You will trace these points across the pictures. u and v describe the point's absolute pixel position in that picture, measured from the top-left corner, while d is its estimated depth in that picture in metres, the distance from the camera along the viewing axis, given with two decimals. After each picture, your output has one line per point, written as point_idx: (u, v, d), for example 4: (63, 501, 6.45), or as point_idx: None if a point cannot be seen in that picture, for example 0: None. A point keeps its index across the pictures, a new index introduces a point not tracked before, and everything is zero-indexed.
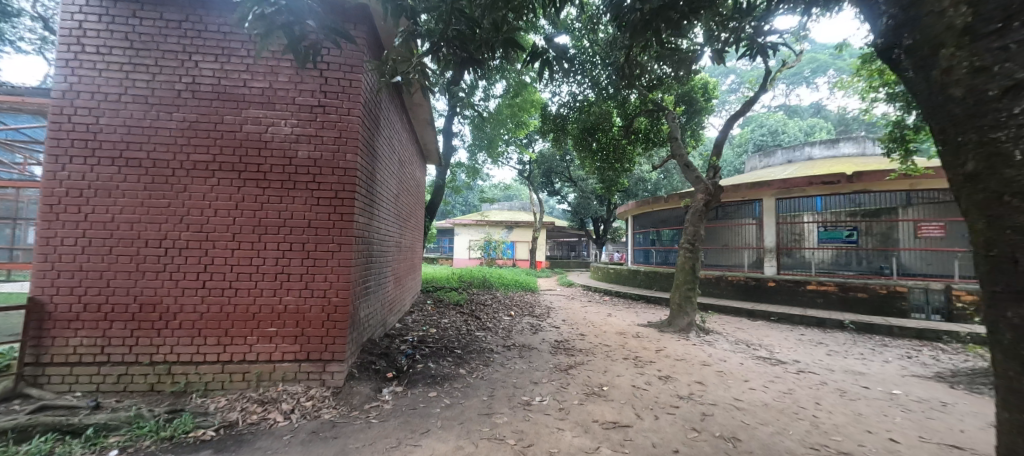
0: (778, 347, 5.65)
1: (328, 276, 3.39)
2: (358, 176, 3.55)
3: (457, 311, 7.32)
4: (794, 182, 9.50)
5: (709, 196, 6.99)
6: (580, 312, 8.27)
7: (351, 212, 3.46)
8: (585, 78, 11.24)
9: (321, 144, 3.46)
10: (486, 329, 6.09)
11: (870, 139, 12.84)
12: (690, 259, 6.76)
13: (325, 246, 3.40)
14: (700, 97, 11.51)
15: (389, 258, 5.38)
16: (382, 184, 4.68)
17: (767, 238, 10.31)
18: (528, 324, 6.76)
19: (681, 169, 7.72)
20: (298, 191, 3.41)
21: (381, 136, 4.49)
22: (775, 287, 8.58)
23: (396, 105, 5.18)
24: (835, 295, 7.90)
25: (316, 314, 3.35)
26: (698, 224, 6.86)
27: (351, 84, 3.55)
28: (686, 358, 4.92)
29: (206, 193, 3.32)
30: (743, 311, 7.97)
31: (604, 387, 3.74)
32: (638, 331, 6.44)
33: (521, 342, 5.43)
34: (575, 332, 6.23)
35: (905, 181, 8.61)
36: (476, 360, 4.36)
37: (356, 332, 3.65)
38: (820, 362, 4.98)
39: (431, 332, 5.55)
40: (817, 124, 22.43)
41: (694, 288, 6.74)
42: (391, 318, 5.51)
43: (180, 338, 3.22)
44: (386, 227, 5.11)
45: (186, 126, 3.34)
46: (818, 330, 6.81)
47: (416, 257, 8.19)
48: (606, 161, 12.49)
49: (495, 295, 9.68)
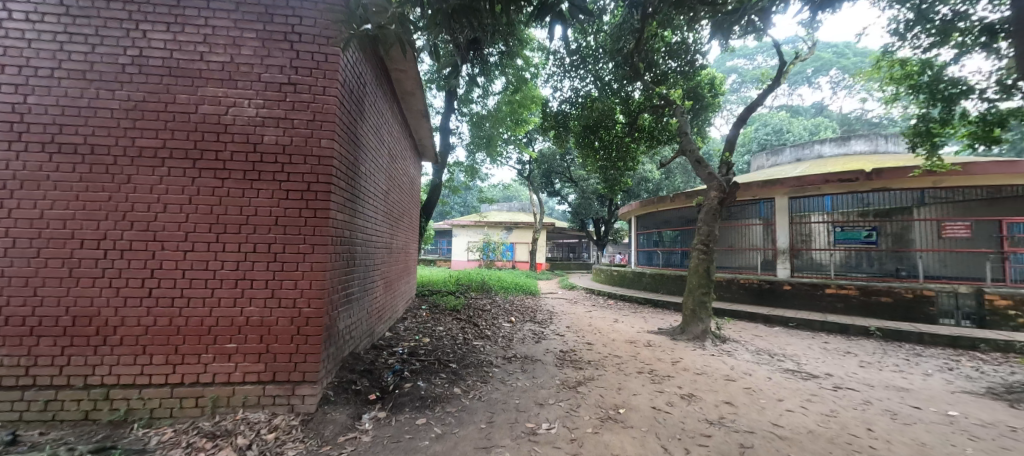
0: (804, 358, 5.15)
1: (298, 282, 2.88)
2: (336, 165, 3.06)
3: (453, 317, 6.80)
4: (808, 179, 9.00)
5: (724, 193, 6.51)
6: (584, 317, 7.77)
7: (326, 207, 2.96)
8: (588, 74, 10.82)
9: (291, 127, 2.97)
10: (485, 338, 5.57)
11: (882, 136, 12.43)
12: (703, 262, 6.27)
13: (295, 248, 2.90)
14: (709, 93, 10.92)
15: (377, 261, 4.85)
16: (367, 177, 4.15)
17: (780, 239, 9.69)
18: (530, 331, 6.24)
19: (693, 166, 7.25)
20: (262, 183, 2.90)
21: (367, 125, 4.03)
22: (791, 291, 8.08)
23: (385, 92, 4.76)
24: (857, 300, 7.39)
25: (284, 327, 2.84)
26: (712, 224, 6.38)
27: (326, 58, 3.06)
28: (707, 371, 4.42)
29: (154, 185, 2.82)
30: (758, 317, 7.48)
31: (620, 410, 3.24)
32: (649, 340, 5.93)
33: (523, 353, 4.92)
34: (582, 340, 5.72)
35: (928, 178, 8.12)
36: (473, 376, 3.84)
37: (333, 347, 3.14)
38: (854, 375, 4.50)
39: (423, 342, 5.02)
40: (820, 123, 22.08)
41: (710, 293, 6.22)
42: (380, 328, 4.99)
43: (122, 357, 2.71)
44: (373, 225, 4.58)
45: (132, 106, 2.85)
46: (842, 337, 6.32)
47: (410, 259, 7.70)
48: (609, 159, 12.00)
49: (495, 300, 9.17)
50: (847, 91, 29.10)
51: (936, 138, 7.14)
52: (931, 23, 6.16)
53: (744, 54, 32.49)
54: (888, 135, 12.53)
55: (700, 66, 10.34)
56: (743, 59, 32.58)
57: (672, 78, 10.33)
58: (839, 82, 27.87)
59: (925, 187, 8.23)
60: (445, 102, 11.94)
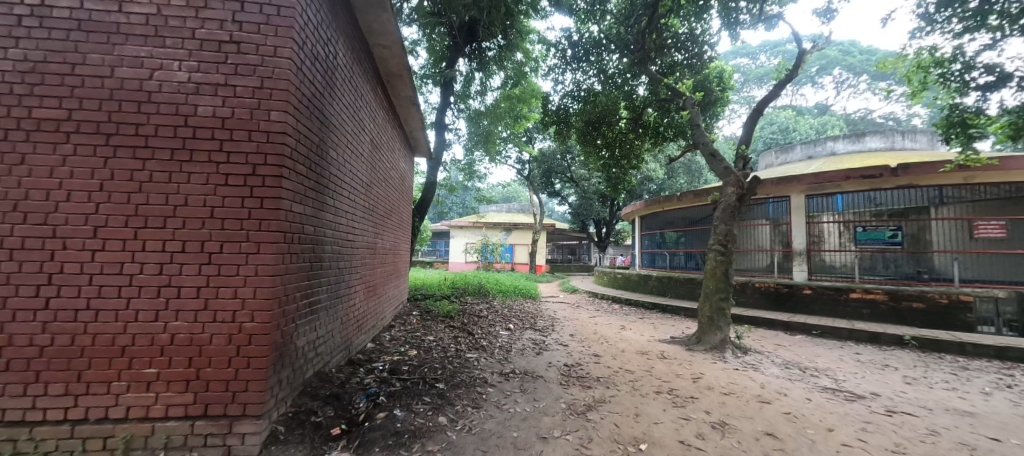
0: (840, 373, 4.55)
1: (240, 290, 2.28)
2: (290, 143, 2.47)
3: (445, 325, 6.20)
4: (827, 176, 8.37)
5: (743, 190, 5.92)
6: (589, 324, 7.17)
7: (276, 195, 2.36)
8: (591, 66, 10.25)
9: (232, 96, 2.37)
10: (479, 350, 4.96)
11: (899, 132, 11.86)
12: (721, 264, 5.67)
13: (234, 246, 2.30)
14: (716, 87, 10.38)
15: (358, 262, 4.25)
16: (341, 165, 3.55)
17: (797, 240, 9.19)
18: (529, 341, 5.64)
19: (707, 160, 6.67)
20: (194, 166, 2.31)
21: (341, 103, 3.45)
22: (811, 296, 7.46)
23: (365, 70, 4.18)
24: (884, 306, 6.79)
25: (219, 348, 2.25)
26: (730, 223, 5.79)
27: (278, 12, 2.47)
28: (735, 391, 3.81)
29: (54, 167, 2.22)
30: (778, 323, 6.88)
31: (641, 446, 2.64)
32: (663, 351, 5.32)
33: (522, 368, 4.32)
34: (588, 352, 5.11)
35: (960, 174, 7.54)
36: (463, 400, 3.24)
37: (287, 369, 2.54)
38: (904, 394, 3.91)
39: (409, 354, 4.42)
40: (827, 122, 21.50)
41: (728, 299, 5.62)
42: (361, 339, 4.39)
43: (9, 386, 2.12)
44: (352, 222, 3.99)
45: (29, 67, 2.24)
46: (874, 348, 5.74)
47: (401, 261, 7.11)
48: (612, 157, 11.41)
49: (492, 304, 8.56)
50: (852, 91, 28.61)
51: (970, 130, 6.48)
52: (963, 6, 5.23)
53: (747, 53, 31.98)
54: (904, 131, 11.96)
55: (709, 59, 9.74)
56: (745, 57, 32.08)
57: (680, 72, 9.76)
58: (844, 82, 27.33)
59: (956, 182, 7.69)
60: (440, 96, 11.35)
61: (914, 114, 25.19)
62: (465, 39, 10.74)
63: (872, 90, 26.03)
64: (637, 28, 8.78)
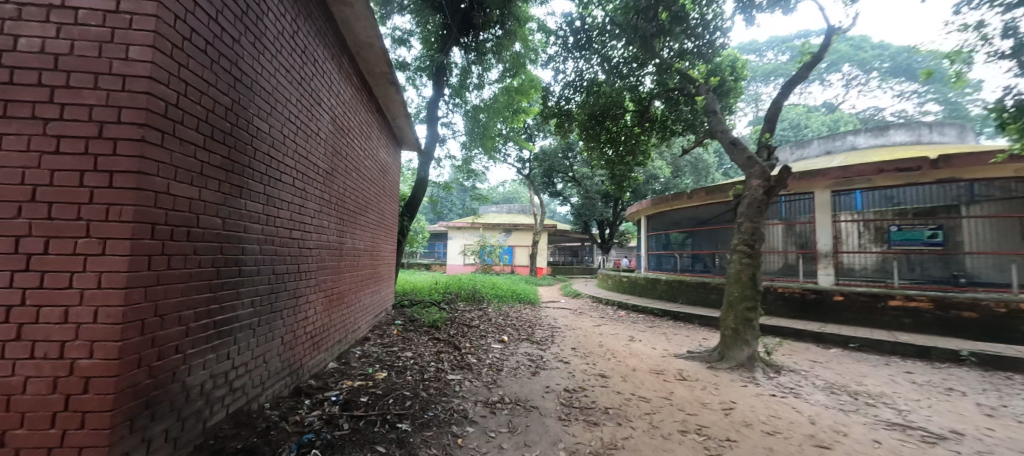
0: (900, 401, 3.75)
1: (72, 311, 1.52)
2: (163, 93, 1.71)
3: (429, 337, 5.42)
4: (857, 169, 7.54)
5: (770, 182, 5.11)
6: (593, 335, 6.38)
7: (134, 168, 1.60)
8: (594, 52, 9.45)
9: (71, 23, 1.61)
10: (463, 370, 4.16)
11: (925, 125, 11.04)
12: (747, 267, 4.88)
13: (68, 243, 1.53)
14: (730, 76, 9.57)
15: (316, 264, 3.48)
16: (282, 139, 2.78)
17: (822, 241, 8.22)
18: (524, 357, 4.87)
19: (727, 149, 5.88)
20: (7, 124, 1.53)
21: (278, 63, 2.68)
22: (843, 303, 6.63)
23: (320, 28, 3.40)
24: (930, 316, 5.96)
25: (39, 398, 1.50)
26: (757, 219, 4.99)
27: None
28: (780, 429, 3.02)
29: None
30: (808, 335, 6.07)
31: None
32: (682, 370, 4.52)
33: (513, 395, 3.53)
34: (593, 372, 4.32)
35: (1011, 166, 6.73)
36: (430, 449, 2.44)
37: (162, 422, 1.78)
38: (993, 434, 3.09)
39: (377, 378, 3.63)
40: (840, 118, 20.64)
41: (757, 309, 4.81)
42: (319, 358, 3.61)
43: None
44: (306, 214, 3.23)
45: None
46: (925, 365, 4.93)
47: (382, 265, 6.32)
48: (617, 153, 10.58)
49: (486, 312, 7.76)
50: (861, 88, 27.82)
51: None
52: None
53: (754, 50, 31.09)
54: (932, 124, 11.15)
55: (721, 47, 8.94)
56: (752, 55, 31.18)
57: (690, 59, 8.96)
58: (855, 79, 26.53)
59: (1009, 175, 6.93)
60: (432, 88, 10.52)
61: (928, 111, 24.31)
62: (458, 26, 9.90)
63: (885, 87, 25.10)
64: (645, 10, 8.02)
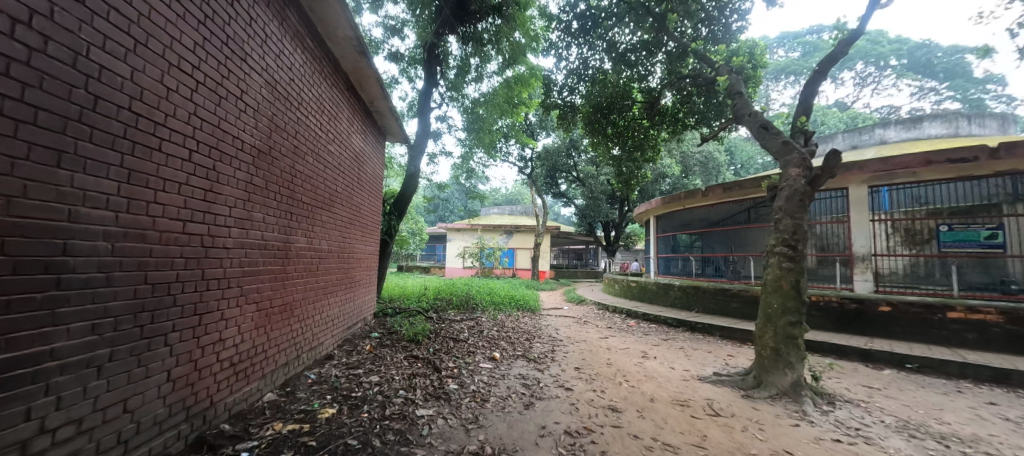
0: (1004, 448, 2.87)
1: None
2: None
3: (405, 355, 4.56)
4: (899, 161, 6.63)
5: (813, 171, 4.24)
6: (600, 350, 5.49)
7: None
8: (600, 39, 8.50)
9: None
10: (438, 401, 3.32)
11: (963, 116, 10.07)
12: (790, 273, 4.00)
13: None
14: (750, 63, 8.68)
15: (238, 269, 2.63)
16: (164, 90, 1.97)
17: (858, 241, 7.20)
18: (517, 381, 4.01)
19: (757, 136, 4.98)
20: None
21: None
22: (890, 313, 5.72)
23: None
24: (999, 330, 5.04)
25: None
26: (799, 215, 4.12)
27: None
28: None
29: None
30: (855, 352, 5.15)
31: None
32: (712, 401, 3.64)
33: (496, 441, 2.69)
34: (601, 403, 3.46)
35: None
36: None
37: None
38: None
39: (320, 417, 2.79)
40: (857, 116, 19.57)
41: (802, 324, 3.92)
42: (245, 391, 2.77)
43: None
44: (218, 202, 2.40)
45: None
46: (1010, 393, 4.03)
47: (356, 270, 5.47)
48: (625, 148, 9.70)
49: (479, 322, 6.92)
50: (875, 85, 26.77)
51: None
52: None
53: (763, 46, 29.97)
54: (970, 115, 10.19)
55: (739, 30, 8.07)
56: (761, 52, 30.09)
57: (705, 44, 8.08)
58: (869, 76, 25.44)
59: None
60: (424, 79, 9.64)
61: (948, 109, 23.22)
62: (453, 11, 9.01)
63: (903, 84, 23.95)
64: None
